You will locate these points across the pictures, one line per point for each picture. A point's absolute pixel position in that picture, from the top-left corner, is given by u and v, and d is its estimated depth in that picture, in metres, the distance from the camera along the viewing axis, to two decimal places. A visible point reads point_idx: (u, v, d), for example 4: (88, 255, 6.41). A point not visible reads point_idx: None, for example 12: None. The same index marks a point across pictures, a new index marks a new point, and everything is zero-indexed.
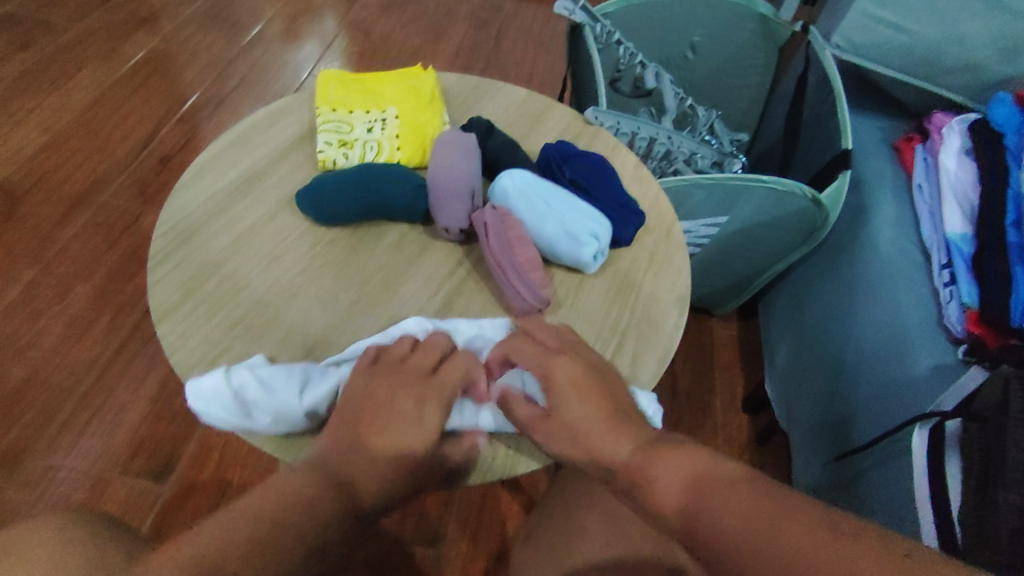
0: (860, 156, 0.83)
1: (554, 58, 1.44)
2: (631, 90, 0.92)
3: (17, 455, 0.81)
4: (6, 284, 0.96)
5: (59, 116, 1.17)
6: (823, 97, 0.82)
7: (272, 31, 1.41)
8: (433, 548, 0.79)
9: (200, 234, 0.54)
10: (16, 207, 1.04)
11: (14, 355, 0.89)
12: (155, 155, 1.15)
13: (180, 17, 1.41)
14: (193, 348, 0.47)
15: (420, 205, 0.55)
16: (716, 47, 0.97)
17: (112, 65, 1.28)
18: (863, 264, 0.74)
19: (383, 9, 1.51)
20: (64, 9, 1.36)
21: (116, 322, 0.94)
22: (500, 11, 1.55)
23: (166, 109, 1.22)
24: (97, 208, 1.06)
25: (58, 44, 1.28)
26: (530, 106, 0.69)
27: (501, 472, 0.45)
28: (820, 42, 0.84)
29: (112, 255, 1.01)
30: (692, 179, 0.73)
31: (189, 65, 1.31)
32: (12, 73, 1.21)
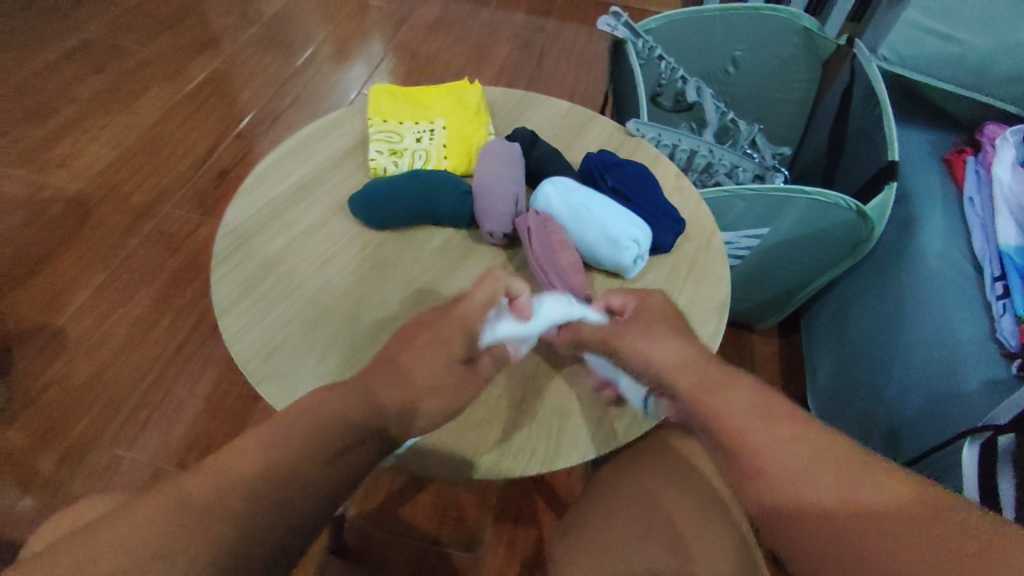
0: (907, 170, 0.81)
1: (594, 76, 1.47)
2: (672, 105, 0.93)
3: (84, 447, 0.87)
4: (77, 287, 1.02)
5: (128, 132, 1.26)
6: (868, 110, 0.82)
7: (325, 52, 1.48)
8: (470, 552, 0.80)
9: (260, 236, 0.57)
10: (88, 215, 1.11)
11: (84, 353, 0.95)
12: (214, 169, 1.22)
13: (239, 40, 1.49)
14: (250, 342, 0.50)
15: (465, 210, 0.58)
16: (758, 61, 0.97)
17: (176, 86, 1.36)
18: (909, 277, 0.72)
19: (430, 31, 1.56)
20: (135, 34, 1.46)
21: (175, 324, 1.00)
22: (543, 31, 1.59)
23: (226, 126, 1.29)
24: (160, 217, 1.13)
25: (129, 67, 1.38)
26: (573, 118, 0.71)
27: (542, 464, 0.46)
28: (866, 56, 0.83)
29: (173, 261, 1.07)
30: (734, 189, 0.72)
31: (247, 85, 1.39)
32: (89, 93, 1.30)
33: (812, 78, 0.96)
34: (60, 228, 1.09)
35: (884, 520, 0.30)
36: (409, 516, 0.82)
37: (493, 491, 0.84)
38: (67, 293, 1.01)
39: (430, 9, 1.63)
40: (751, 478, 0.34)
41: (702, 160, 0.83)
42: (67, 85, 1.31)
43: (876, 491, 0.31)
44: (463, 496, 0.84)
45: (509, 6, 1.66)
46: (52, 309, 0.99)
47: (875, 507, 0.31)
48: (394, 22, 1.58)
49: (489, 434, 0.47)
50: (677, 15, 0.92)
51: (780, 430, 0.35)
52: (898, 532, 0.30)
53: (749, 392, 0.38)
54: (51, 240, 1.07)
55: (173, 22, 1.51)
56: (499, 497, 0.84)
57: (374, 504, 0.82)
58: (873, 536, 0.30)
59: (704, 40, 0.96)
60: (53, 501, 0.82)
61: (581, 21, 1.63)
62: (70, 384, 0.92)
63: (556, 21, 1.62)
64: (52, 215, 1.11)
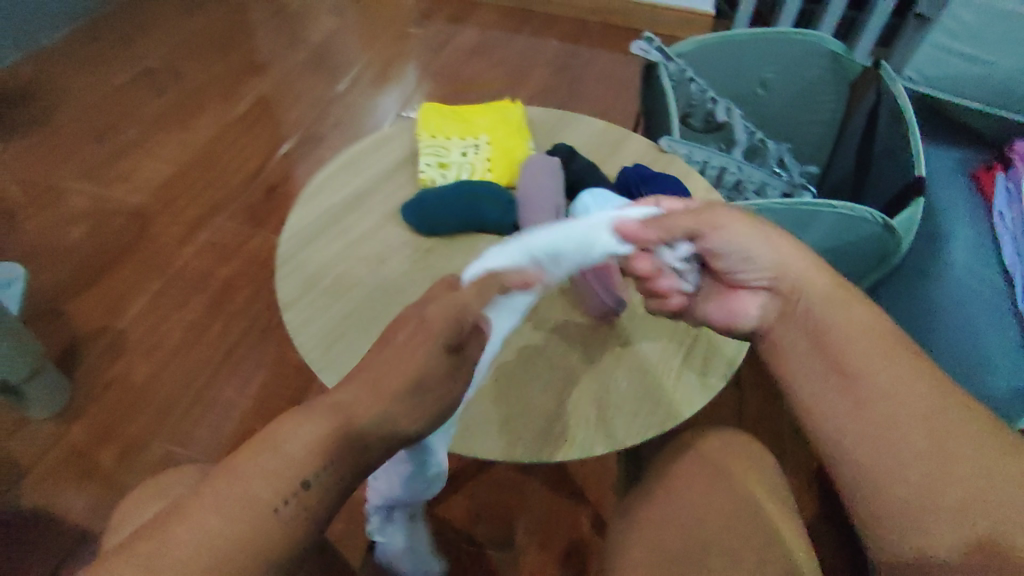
0: (933, 185, 0.84)
1: (624, 100, 1.51)
2: (702, 125, 0.97)
3: (142, 442, 0.91)
4: (136, 293, 1.08)
5: (185, 150, 1.33)
6: (894, 130, 0.84)
7: (367, 77, 1.56)
8: (505, 552, 0.82)
9: (320, 239, 0.63)
10: (147, 227, 1.18)
11: (143, 354, 1.01)
12: (264, 185, 1.28)
13: (287, 66, 1.58)
14: (312, 335, 0.55)
15: (509, 218, 0.62)
16: (786, 84, 1.01)
17: (228, 108, 1.44)
18: (940, 287, 0.76)
19: (467, 57, 1.64)
20: (191, 61, 1.55)
21: (225, 329, 1.05)
22: (573, 57, 1.65)
23: (275, 145, 1.36)
24: (213, 229, 1.19)
25: (185, 91, 1.47)
26: (609, 136, 0.75)
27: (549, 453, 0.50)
28: (892, 76, 0.87)
29: (225, 270, 1.13)
30: (764, 204, 0.74)
31: (294, 107, 1.47)
32: (150, 116, 1.39)
33: (840, 99, 0.99)
34: (121, 238, 1.16)
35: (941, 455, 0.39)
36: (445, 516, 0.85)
37: (526, 495, 0.87)
38: (127, 298, 1.07)
39: (467, 37, 1.71)
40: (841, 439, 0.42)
41: (732, 176, 0.86)
42: (129, 108, 1.40)
43: (947, 433, 0.39)
44: (496, 499, 0.86)
45: (541, 34, 1.73)
46: (114, 313, 1.05)
47: (931, 449, 0.39)
48: (432, 49, 1.66)
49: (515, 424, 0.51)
50: (707, 40, 0.97)
51: (877, 361, 0.43)
52: (942, 465, 0.38)
53: (865, 315, 0.46)
54: (114, 249, 1.14)
55: (225, 49, 1.60)
56: (531, 501, 0.86)
57: None
58: (919, 469, 0.39)
59: (733, 63, 1.00)
60: (111, 493, 0.86)
61: (611, 48, 1.69)
62: (130, 383, 0.97)
63: (586, 48, 1.68)
64: (114, 226, 1.18)
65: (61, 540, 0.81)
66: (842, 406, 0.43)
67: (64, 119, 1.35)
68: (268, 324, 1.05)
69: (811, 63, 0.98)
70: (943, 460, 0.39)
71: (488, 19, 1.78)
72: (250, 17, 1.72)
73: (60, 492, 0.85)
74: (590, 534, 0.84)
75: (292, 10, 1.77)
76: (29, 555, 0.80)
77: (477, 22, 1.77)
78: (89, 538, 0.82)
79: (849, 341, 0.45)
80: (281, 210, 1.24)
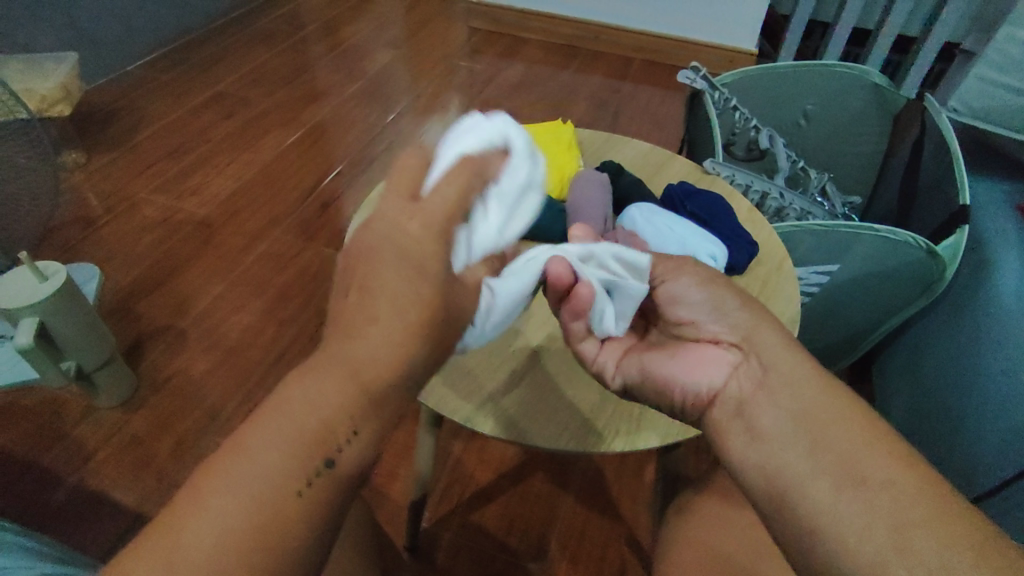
0: (979, 216, 0.83)
1: (666, 133, 1.55)
2: (744, 153, 0.99)
3: (194, 435, 0.95)
4: (198, 296, 1.15)
5: (248, 167, 1.42)
6: (939, 159, 0.86)
7: (417, 105, 1.64)
8: (537, 563, 0.82)
9: None
10: (212, 236, 1.26)
11: (201, 351, 1.06)
12: (318, 202, 1.34)
13: (345, 94, 1.67)
14: None
15: (559, 226, 0.66)
16: (829, 116, 1.04)
17: (290, 130, 1.53)
18: (986, 319, 0.75)
19: (513, 90, 1.71)
20: (258, 87, 1.66)
21: (276, 334, 1.09)
22: (617, 92, 1.70)
23: (331, 165, 1.43)
24: (271, 240, 1.25)
25: (252, 115, 1.57)
26: (654, 157, 0.78)
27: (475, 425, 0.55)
28: (937, 107, 0.88)
29: (279, 278, 1.18)
30: (799, 225, 0.79)
31: (349, 131, 1.54)
32: (220, 136, 1.49)
33: (885, 131, 1.01)
34: (188, 246, 1.23)
35: (876, 498, 0.33)
36: (479, 522, 0.85)
37: (559, 507, 0.87)
38: (190, 301, 1.14)
39: (514, 71, 1.78)
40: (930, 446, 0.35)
41: (774, 202, 0.88)
42: (202, 129, 1.51)
43: (887, 467, 0.34)
44: (530, 510, 0.87)
45: (586, 70, 1.79)
46: (177, 313, 1.12)
47: (901, 487, 0.33)
48: (481, 82, 1.74)
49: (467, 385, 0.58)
50: (752, 70, 1.01)
51: (827, 397, 0.38)
52: (896, 533, 0.31)
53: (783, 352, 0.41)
54: (181, 255, 1.22)
55: (290, 78, 1.71)
56: (564, 513, 0.86)
57: (446, 508, 0.87)
58: (852, 503, 0.33)
59: (776, 93, 1.04)
60: (162, 483, 0.90)
61: (654, 84, 1.74)
62: (187, 378, 1.03)
63: (630, 84, 1.74)
64: (181, 234, 1.25)
65: (117, 522, 0.86)
66: (788, 439, 0.37)
67: (143, 136, 1.47)
68: (317, 330, 1.09)
69: (854, 93, 1.01)
70: (886, 512, 0.32)
71: (535, 55, 1.86)
72: (313, 50, 1.84)
73: (117, 477, 0.90)
74: (624, 551, 0.83)
75: (351, 44, 1.88)
76: (86, 535, 0.84)
77: (524, 58, 1.85)
78: (140, 523, 0.86)
79: (793, 379, 0.40)
80: (332, 224, 1.29)
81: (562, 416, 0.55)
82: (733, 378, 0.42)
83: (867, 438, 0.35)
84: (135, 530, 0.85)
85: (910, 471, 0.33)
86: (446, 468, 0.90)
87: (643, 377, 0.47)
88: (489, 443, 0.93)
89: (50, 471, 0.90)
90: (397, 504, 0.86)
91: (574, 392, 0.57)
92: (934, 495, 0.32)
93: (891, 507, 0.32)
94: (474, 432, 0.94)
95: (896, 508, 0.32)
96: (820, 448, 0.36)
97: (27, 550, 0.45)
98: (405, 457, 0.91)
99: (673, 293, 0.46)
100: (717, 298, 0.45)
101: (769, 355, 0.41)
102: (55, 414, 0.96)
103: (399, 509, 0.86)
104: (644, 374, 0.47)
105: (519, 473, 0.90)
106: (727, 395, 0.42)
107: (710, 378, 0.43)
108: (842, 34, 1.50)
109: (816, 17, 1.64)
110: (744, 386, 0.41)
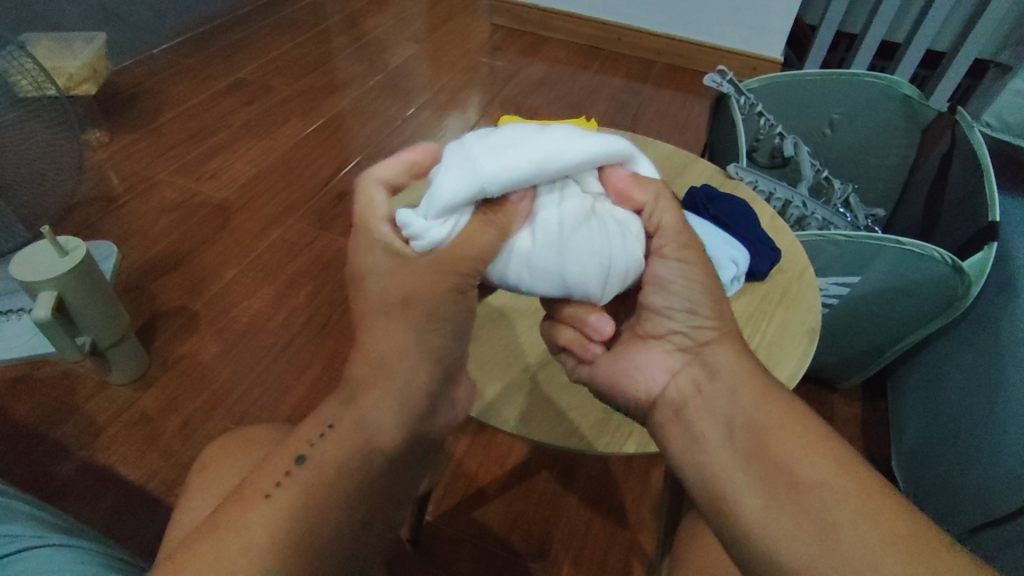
0: (1007, 232, 0.80)
1: (687, 138, 1.54)
2: (767, 161, 0.98)
3: (202, 417, 0.95)
4: (213, 279, 1.15)
5: (266, 154, 1.42)
6: (968, 175, 0.84)
7: (438, 100, 1.63)
8: (538, 562, 0.81)
9: None
10: (229, 219, 1.26)
11: (214, 333, 1.07)
12: (335, 192, 1.34)
13: (366, 85, 1.67)
14: None
15: None
16: (856, 125, 1.02)
17: (309, 119, 1.53)
18: (1013, 341, 0.72)
19: (534, 88, 1.70)
20: (280, 76, 1.66)
21: (287, 320, 1.09)
22: (639, 95, 1.69)
23: (348, 155, 1.43)
24: (285, 227, 1.25)
25: (273, 102, 1.57)
26: (677, 160, 0.78)
27: (485, 416, 0.54)
28: (968, 121, 0.87)
29: (292, 265, 1.18)
30: (827, 234, 0.78)
31: (368, 122, 1.54)
32: (241, 121, 1.50)
33: (910, 145, 0.99)
34: (205, 229, 1.24)
35: (804, 502, 0.36)
36: (482, 518, 0.85)
37: (563, 507, 0.86)
38: (204, 284, 1.14)
39: (536, 70, 1.78)
40: (848, 463, 0.37)
41: (795, 211, 0.87)
42: (223, 113, 1.52)
43: (798, 482, 0.36)
44: (532, 510, 0.86)
45: (608, 72, 1.78)
46: (191, 295, 1.12)
47: (810, 500, 0.35)
48: (502, 79, 1.73)
49: (486, 390, 0.56)
50: (778, 75, 1.00)
51: (760, 411, 0.40)
52: (798, 527, 0.35)
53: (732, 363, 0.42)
54: (196, 238, 1.22)
55: (311, 67, 1.71)
56: (567, 514, 0.86)
57: (449, 502, 0.86)
58: (771, 514, 0.36)
59: (802, 101, 1.02)
60: (169, 462, 0.90)
61: (676, 88, 1.72)
62: (198, 360, 1.03)
63: (651, 87, 1.72)
64: (198, 217, 1.26)
65: (121, 497, 0.86)
66: (722, 441, 0.40)
67: (166, 119, 1.48)
68: (328, 319, 1.09)
69: (883, 103, 0.99)
70: (812, 513, 0.35)
71: (557, 55, 1.86)
72: (335, 41, 1.84)
73: (125, 453, 0.90)
74: (626, 557, 0.82)
75: (374, 37, 1.88)
76: (94, 508, 0.85)
77: (547, 57, 1.84)
78: (146, 499, 0.86)
79: (716, 405, 0.41)
80: (347, 215, 1.29)
81: (576, 414, 0.55)
82: (673, 381, 0.44)
83: (796, 447, 0.37)
84: (141, 505, 0.86)
85: (839, 467, 0.36)
86: (452, 462, 0.90)
87: (594, 368, 0.48)
88: (495, 439, 0.93)
89: (59, 444, 0.91)
90: None
91: (581, 395, 0.56)
92: (856, 494, 0.35)
93: (802, 511, 0.35)
94: (480, 428, 0.94)
95: (822, 509, 0.35)
96: (749, 460, 0.38)
97: (37, 519, 0.45)
98: None
99: (655, 274, 0.44)
100: (689, 292, 0.44)
101: (715, 363, 0.42)
102: (66, 388, 0.97)
103: None
104: (595, 360, 0.48)
105: (524, 472, 0.90)
106: (667, 396, 0.44)
107: (657, 377, 0.44)
108: (869, 45, 1.48)
109: (843, 28, 1.62)
110: (685, 389, 0.43)
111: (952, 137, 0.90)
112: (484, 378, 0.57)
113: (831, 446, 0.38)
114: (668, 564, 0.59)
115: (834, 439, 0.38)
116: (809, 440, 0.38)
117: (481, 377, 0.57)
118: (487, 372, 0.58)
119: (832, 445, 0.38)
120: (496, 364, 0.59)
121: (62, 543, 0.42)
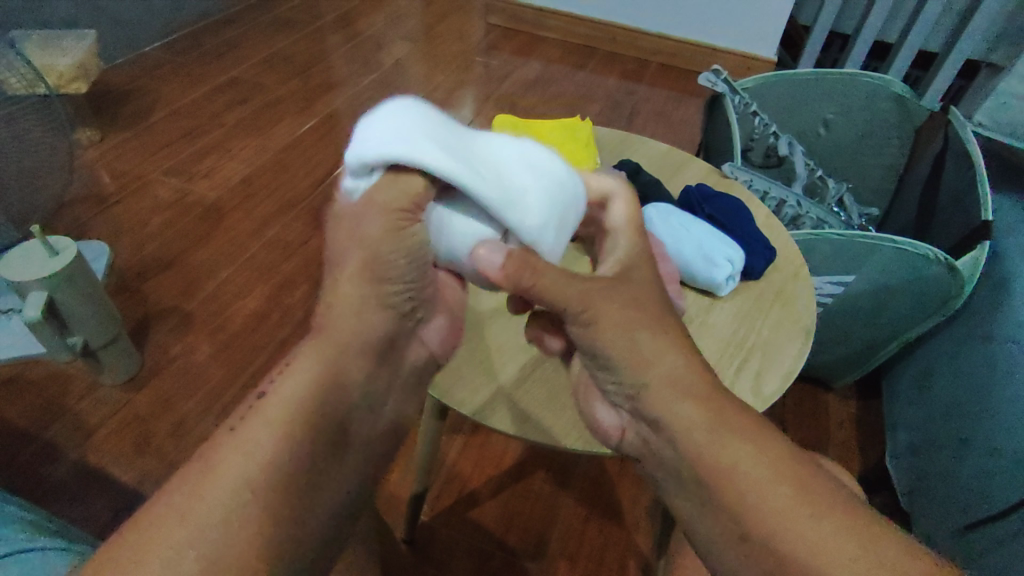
0: (999, 234, 0.81)
1: (681, 137, 1.54)
2: (761, 160, 0.98)
3: (195, 418, 0.95)
4: (206, 279, 1.14)
5: (261, 153, 1.41)
6: (961, 175, 0.84)
7: (431, 99, 1.63)
8: (534, 562, 0.81)
9: None
10: (222, 219, 1.25)
11: (207, 333, 1.06)
12: (328, 192, 1.33)
13: (360, 84, 1.66)
14: None
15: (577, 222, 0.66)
16: (850, 124, 1.03)
17: (303, 118, 1.52)
18: (1004, 344, 0.72)
19: (528, 88, 1.70)
20: (274, 74, 1.66)
21: (281, 321, 1.08)
22: (633, 94, 1.69)
23: (343, 155, 1.42)
24: (279, 227, 1.25)
25: (267, 101, 1.56)
26: (672, 158, 0.78)
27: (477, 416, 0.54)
28: (961, 121, 0.88)
29: (286, 265, 1.18)
30: (822, 233, 0.78)
31: (363, 121, 1.53)
32: (234, 120, 1.49)
33: (903, 144, 1.00)
34: (199, 228, 1.23)
35: (755, 539, 0.36)
36: (477, 519, 0.85)
37: (557, 508, 0.86)
38: (197, 283, 1.14)
39: (531, 69, 1.78)
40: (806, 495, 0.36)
41: (790, 210, 0.87)
42: (216, 113, 1.50)
43: (755, 515, 0.36)
44: (528, 510, 0.86)
45: (602, 71, 1.78)
46: (184, 295, 1.12)
47: (765, 532, 0.36)
48: (497, 78, 1.72)
49: (479, 392, 0.56)
50: (773, 75, 1.00)
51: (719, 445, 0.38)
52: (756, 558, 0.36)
53: None
54: (190, 237, 1.21)
55: (305, 66, 1.70)
56: (562, 514, 0.85)
57: (444, 503, 0.86)
58: (736, 543, 0.37)
59: (797, 100, 1.03)
60: (162, 463, 0.89)
61: (670, 88, 1.72)
62: (192, 361, 1.02)
63: (646, 87, 1.72)
64: (192, 216, 1.25)
65: (115, 500, 0.86)
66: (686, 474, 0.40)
67: (159, 117, 1.47)
68: None
69: (876, 102, 1.00)
70: (763, 549, 0.36)
71: (552, 54, 1.85)
72: (329, 40, 1.83)
73: (117, 454, 0.90)
74: (621, 556, 0.82)
75: (368, 35, 1.87)
76: (87, 511, 0.84)
77: (542, 56, 1.84)
78: (138, 502, 0.85)
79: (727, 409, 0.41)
80: None
81: (568, 418, 0.55)
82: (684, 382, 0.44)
83: (752, 485, 0.37)
84: (133, 508, 0.85)
85: (795, 504, 0.36)
86: (448, 462, 0.90)
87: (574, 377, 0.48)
88: (490, 440, 0.93)
89: (51, 446, 0.90)
90: (397, 497, 0.86)
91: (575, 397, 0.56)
92: (828, 529, 0.35)
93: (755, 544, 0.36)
94: (476, 428, 0.94)
95: (772, 545, 0.36)
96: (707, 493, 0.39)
97: (25, 520, 0.44)
98: (405, 450, 0.90)
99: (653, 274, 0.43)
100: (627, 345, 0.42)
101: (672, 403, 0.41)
102: (57, 389, 0.96)
103: (398, 501, 0.85)
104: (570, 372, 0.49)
105: (519, 471, 0.90)
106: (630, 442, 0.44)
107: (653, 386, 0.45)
108: (862, 47, 1.49)
109: (837, 29, 1.63)
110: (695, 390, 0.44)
111: (946, 136, 0.91)
112: (477, 380, 0.57)
113: (791, 479, 0.37)
114: (664, 564, 0.59)
115: (796, 468, 0.38)
116: (768, 475, 0.37)
117: (475, 379, 0.57)
118: (480, 373, 0.58)
119: (794, 480, 0.37)
120: (490, 365, 0.58)
121: (54, 547, 0.41)
